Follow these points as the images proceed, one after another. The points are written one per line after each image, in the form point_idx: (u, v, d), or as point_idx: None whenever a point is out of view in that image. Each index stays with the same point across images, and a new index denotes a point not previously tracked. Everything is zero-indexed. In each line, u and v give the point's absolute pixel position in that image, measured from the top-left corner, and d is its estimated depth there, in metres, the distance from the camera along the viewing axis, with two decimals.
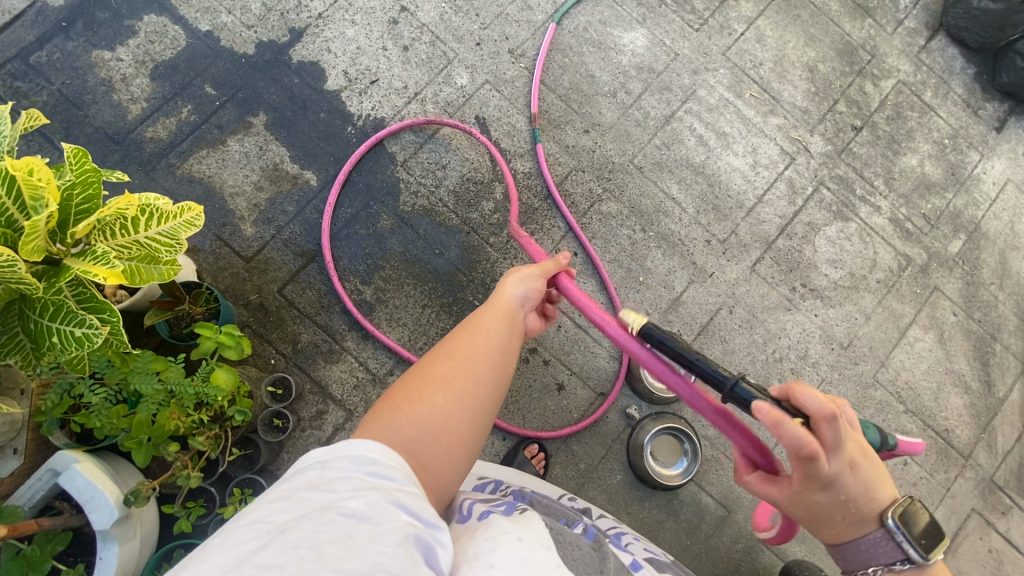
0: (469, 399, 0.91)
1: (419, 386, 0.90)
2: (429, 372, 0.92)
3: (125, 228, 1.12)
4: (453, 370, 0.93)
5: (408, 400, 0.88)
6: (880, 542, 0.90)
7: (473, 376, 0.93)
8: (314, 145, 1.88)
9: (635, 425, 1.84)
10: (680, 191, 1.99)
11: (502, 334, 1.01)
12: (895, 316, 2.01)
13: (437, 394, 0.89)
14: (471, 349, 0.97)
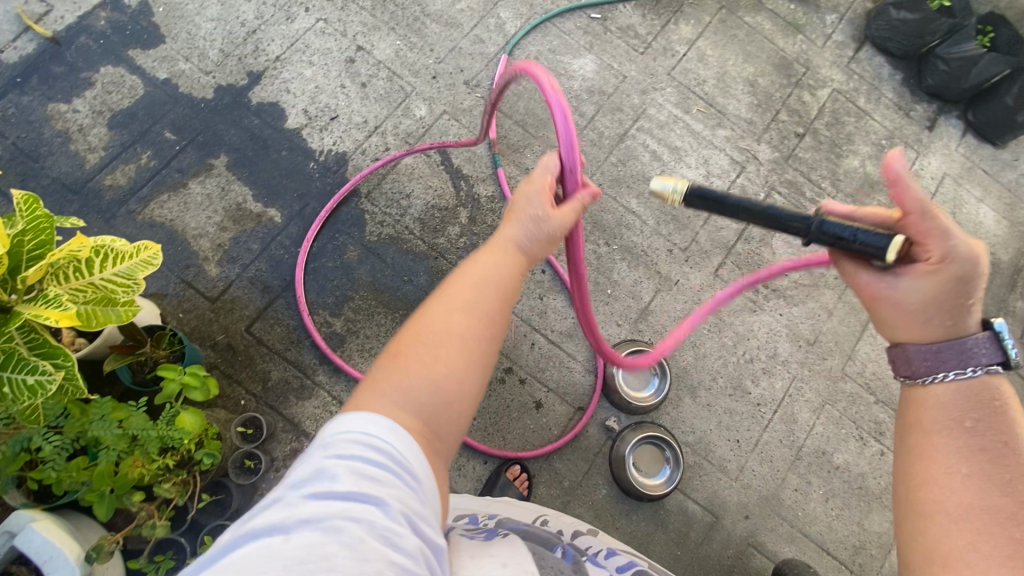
0: (476, 356, 0.88)
1: (425, 347, 0.86)
2: (432, 328, 0.88)
3: (79, 270, 1.11)
4: (460, 328, 0.89)
5: (409, 362, 0.85)
6: (982, 343, 0.97)
7: (468, 333, 0.89)
8: (277, 182, 1.89)
9: (616, 437, 1.83)
10: (640, 204, 2.06)
11: (494, 279, 0.96)
12: (856, 310, 2.08)
13: (443, 354, 0.86)
14: (472, 302, 0.92)
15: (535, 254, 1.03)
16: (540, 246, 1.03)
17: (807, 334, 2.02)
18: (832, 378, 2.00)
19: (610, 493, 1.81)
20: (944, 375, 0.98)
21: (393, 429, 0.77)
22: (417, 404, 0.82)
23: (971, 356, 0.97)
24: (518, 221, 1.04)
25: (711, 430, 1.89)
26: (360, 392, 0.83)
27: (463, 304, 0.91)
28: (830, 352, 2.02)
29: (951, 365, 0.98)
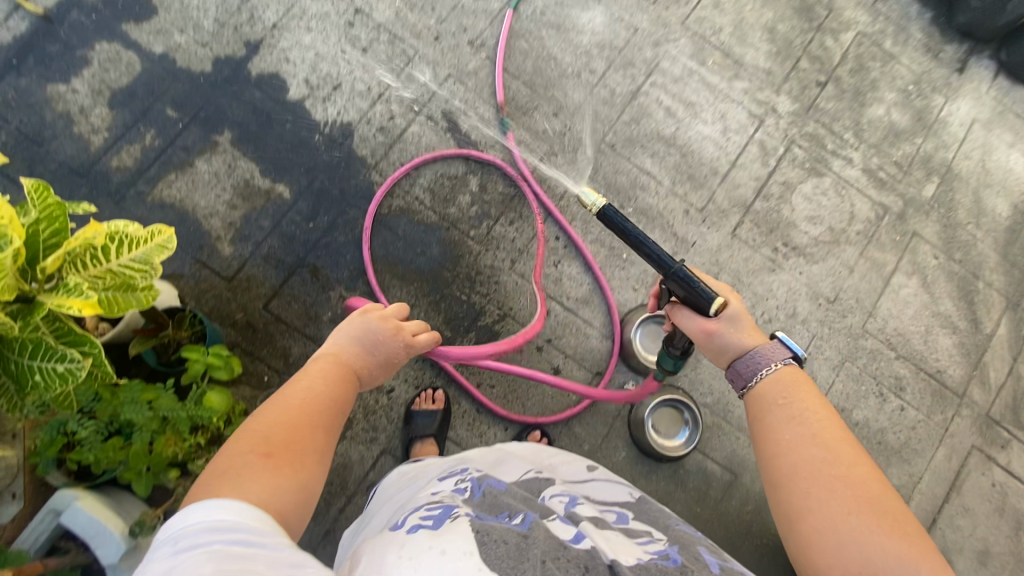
0: (321, 450, 0.96)
1: (275, 442, 0.91)
2: (287, 419, 0.96)
3: (96, 258, 1.11)
4: (295, 425, 0.96)
5: (268, 458, 0.87)
6: (769, 348, 1.14)
7: (306, 430, 0.96)
8: (284, 156, 1.86)
9: (634, 400, 1.85)
10: (655, 164, 2.00)
11: (329, 390, 1.07)
12: (878, 266, 2.03)
13: (299, 451, 0.92)
14: (331, 394, 1.06)
15: (377, 360, 1.20)
16: (379, 367, 1.21)
17: (827, 292, 1.99)
18: (852, 335, 1.98)
19: (629, 455, 1.84)
20: (763, 372, 1.12)
21: (232, 508, 0.76)
22: (278, 499, 0.83)
23: (759, 362, 1.13)
24: (355, 342, 1.19)
25: (730, 391, 1.90)
26: (211, 482, 0.82)
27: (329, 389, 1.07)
28: (850, 309, 1.99)
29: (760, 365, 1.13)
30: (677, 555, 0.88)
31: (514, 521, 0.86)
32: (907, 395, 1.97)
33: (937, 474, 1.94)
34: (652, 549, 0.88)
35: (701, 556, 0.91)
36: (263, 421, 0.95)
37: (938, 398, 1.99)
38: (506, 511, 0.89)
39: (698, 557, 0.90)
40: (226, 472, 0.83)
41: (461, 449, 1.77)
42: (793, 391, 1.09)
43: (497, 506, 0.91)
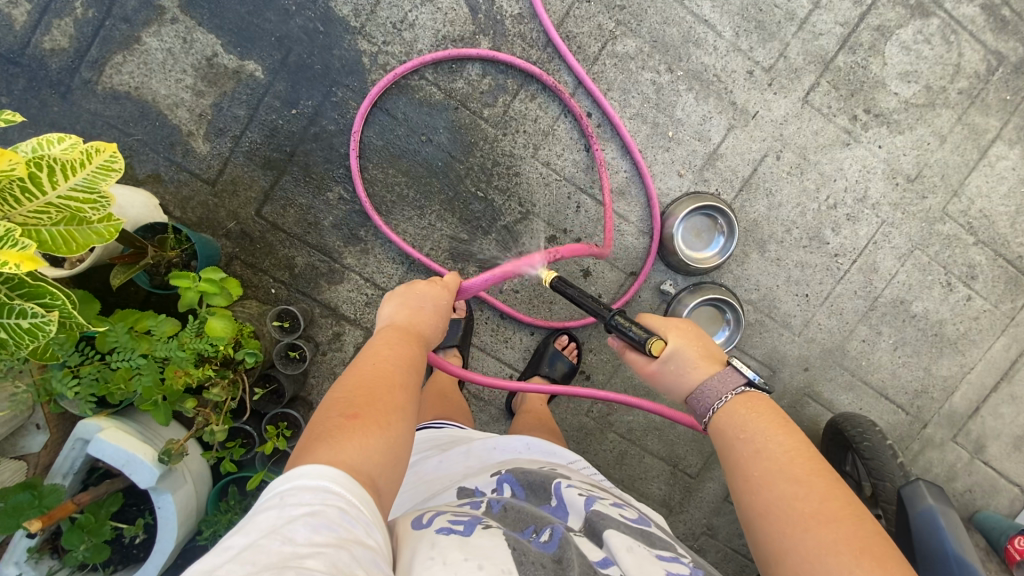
0: (408, 405, 0.88)
1: (359, 400, 0.83)
2: (366, 377, 0.88)
3: (27, 190, 0.89)
4: (382, 386, 0.87)
5: (353, 419, 0.79)
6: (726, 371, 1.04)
7: (399, 392, 0.88)
8: (248, 23, 1.50)
9: (672, 300, 1.68)
10: (714, 10, 1.58)
11: (407, 349, 0.97)
12: (976, 133, 1.68)
13: (383, 407, 0.83)
14: (403, 354, 0.96)
15: (439, 319, 1.09)
16: (441, 327, 1.09)
17: (908, 169, 1.69)
18: (928, 219, 1.72)
19: None
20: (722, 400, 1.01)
21: (344, 479, 0.70)
22: (363, 461, 0.75)
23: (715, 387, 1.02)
24: (416, 302, 1.08)
25: (779, 286, 1.70)
26: (300, 451, 0.75)
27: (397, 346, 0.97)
28: (932, 188, 1.70)
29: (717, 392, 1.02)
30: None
31: (541, 538, 0.82)
32: (977, 284, 1.77)
33: (993, 365, 1.81)
34: (671, 570, 0.80)
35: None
36: (342, 384, 0.87)
37: (1012, 286, 1.78)
38: (531, 526, 0.85)
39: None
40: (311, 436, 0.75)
41: (486, 355, 1.69)
42: (739, 417, 0.98)
43: (519, 521, 0.86)
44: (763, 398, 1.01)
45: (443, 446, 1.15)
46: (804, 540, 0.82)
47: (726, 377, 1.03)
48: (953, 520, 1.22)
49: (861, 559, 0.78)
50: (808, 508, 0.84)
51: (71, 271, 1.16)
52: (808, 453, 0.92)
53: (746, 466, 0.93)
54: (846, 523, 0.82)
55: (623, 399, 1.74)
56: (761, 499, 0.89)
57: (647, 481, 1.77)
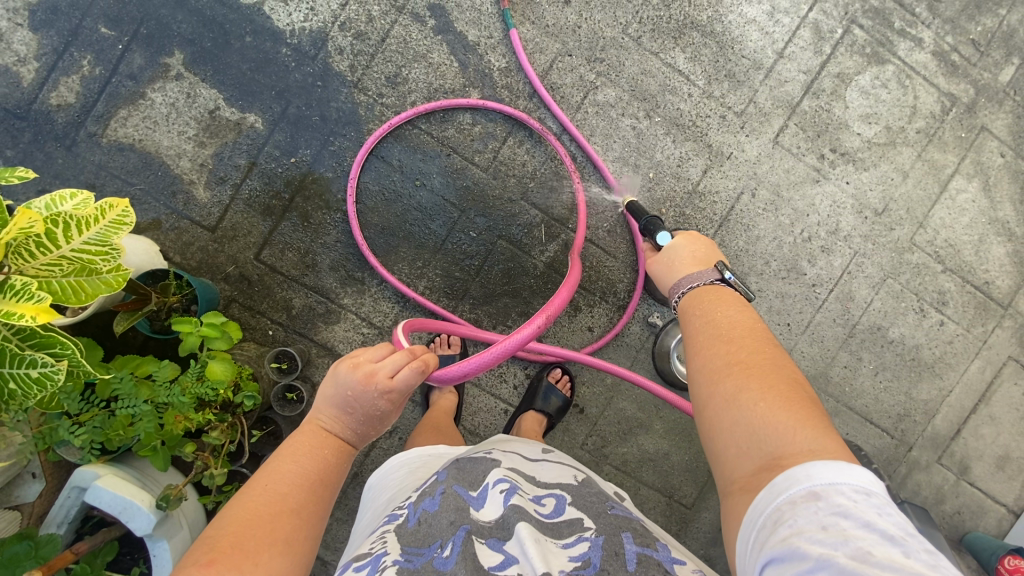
0: (291, 537, 0.87)
1: (226, 542, 0.82)
2: (247, 509, 0.87)
3: (43, 245, 0.94)
4: (265, 514, 0.87)
5: (208, 567, 0.77)
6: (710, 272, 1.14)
7: (282, 521, 0.88)
8: (249, 78, 1.58)
9: (660, 331, 1.76)
10: (687, 61, 1.69)
11: (303, 465, 0.97)
12: (936, 169, 1.80)
13: (251, 548, 0.82)
14: (299, 473, 0.96)
15: (357, 420, 1.04)
16: (362, 425, 1.04)
17: (875, 203, 1.79)
18: (898, 250, 1.81)
19: (654, 386, 1.78)
20: (686, 289, 1.14)
21: None
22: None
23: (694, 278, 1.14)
24: (332, 403, 1.03)
25: (763, 317, 1.77)
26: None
27: (296, 470, 0.96)
28: (899, 221, 1.80)
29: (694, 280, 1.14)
30: (598, 556, 0.85)
31: (443, 554, 0.86)
32: (948, 309, 1.85)
33: (970, 387, 1.87)
34: (576, 554, 0.85)
35: (622, 544, 0.90)
36: (223, 518, 0.87)
37: (982, 311, 1.87)
38: (437, 540, 0.90)
39: (618, 550, 0.88)
40: None
41: (482, 391, 1.74)
42: (702, 301, 1.08)
43: (429, 535, 0.91)
44: (731, 292, 1.09)
45: (414, 472, 1.18)
46: (727, 387, 0.88)
47: (704, 272, 1.14)
48: (939, 542, 1.27)
49: (770, 399, 0.83)
50: (735, 360, 0.92)
51: (75, 318, 1.16)
52: (752, 323, 0.99)
53: (695, 334, 1.02)
54: (768, 373, 0.87)
55: (616, 430, 1.77)
56: (700, 357, 0.97)
57: (644, 513, 1.78)
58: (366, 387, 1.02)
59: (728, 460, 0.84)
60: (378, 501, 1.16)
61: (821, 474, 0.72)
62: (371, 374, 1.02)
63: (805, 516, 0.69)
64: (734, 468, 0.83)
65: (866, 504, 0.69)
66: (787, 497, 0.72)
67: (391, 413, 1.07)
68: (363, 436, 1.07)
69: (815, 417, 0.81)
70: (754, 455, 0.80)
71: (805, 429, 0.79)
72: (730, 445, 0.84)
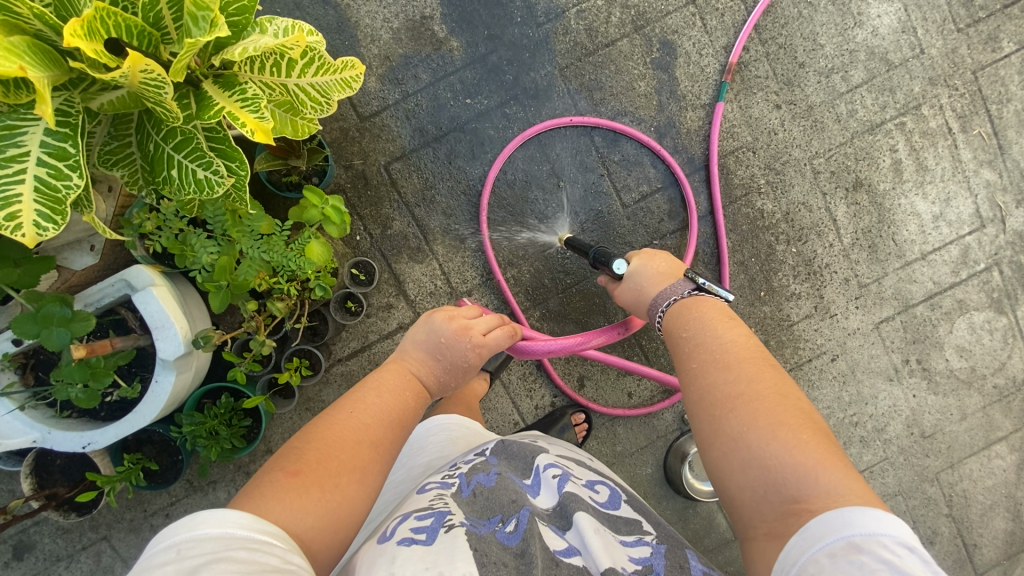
0: (367, 466, 0.90)
1: (310, 456, 0.86)
2: (332, 430, 0.91)
3: (277, 67, 0.91)
4: (346, 438, 0.91)
5: (294, 477, 0.81)
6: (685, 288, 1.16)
7: (359, 449, 0.90)
8: (473, 9, 1.57)
9: (686, 431, 1.77)
10: (846, 215, 1.72)
11: (386, 399, 1.01)
12: (990, 426, 1.86)
13: (334, 467, 0.85)
14: (382, 407, 1.00)
15: (442, 371, 1.13)
16: (446, 373, 1.14)
17: (926, 426, 1.83)
18: (921, 476, 1.85)
19: (653, 475, 1.78)
20: (660, 312, 1.16)
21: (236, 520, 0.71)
22: (294, 520, 0.76)
23: (668, 294, 1.17)
24: (422, 349, 1.13)
25: None
26: (237, 498, 0.78)
27: (383, 406, 1.00)
28: (936, 452, 1.84)
29: (664, 301, 1.16)
30: (660, 565, 0.87)
31: (506, 529, 0.87)
32: (934, 551, 1.88)
33: None
34: (638, 557, 0.86)
35: (687, 560, 0.93)
36: (307, 434, 0.91)
37: (958, 567, 1.90)
38: (498, 515, 0.91)
39: (682, 563, 0.91)
40: (249, 491, 0.79)
41: (505, 394, 1.73)
42: (690, 315, 1.08)
43: (488, 509, 0.93)
44: (710, 301, 1.11)
45: (456, 443, 1.21)
46: (733, 423, 0.87)
47: (677, 284, 1.17)
48: None
49: (784, 434, 0.83)
50: (736, 391, 0.91)
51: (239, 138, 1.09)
52: (746, 343, 1.00)
53: (690, 360, 1.02)
54: (774, 404, 0.87)
55: None
56: (700, 385, 0.96)
57: None
58: (457, 338, 1.13)
59: (744, 503, 0.83)
60: (415, 462, 1.18)
61: (858, 523, 0.71)
62: (465, 328, 1.15)
63: (847, 570, 0.68)
64: (751, 511, 0.82)
65: (907, 558, 0.68)
66: (824, 547, 0.71)
67: (473, 371, 1.17)
68: (444, 387, 1.14)
69: (832, 452, 0.81)
70: (773, 498, 0.80)
71: (826, 468, 0.78)
72: (742, 484, 0.83)
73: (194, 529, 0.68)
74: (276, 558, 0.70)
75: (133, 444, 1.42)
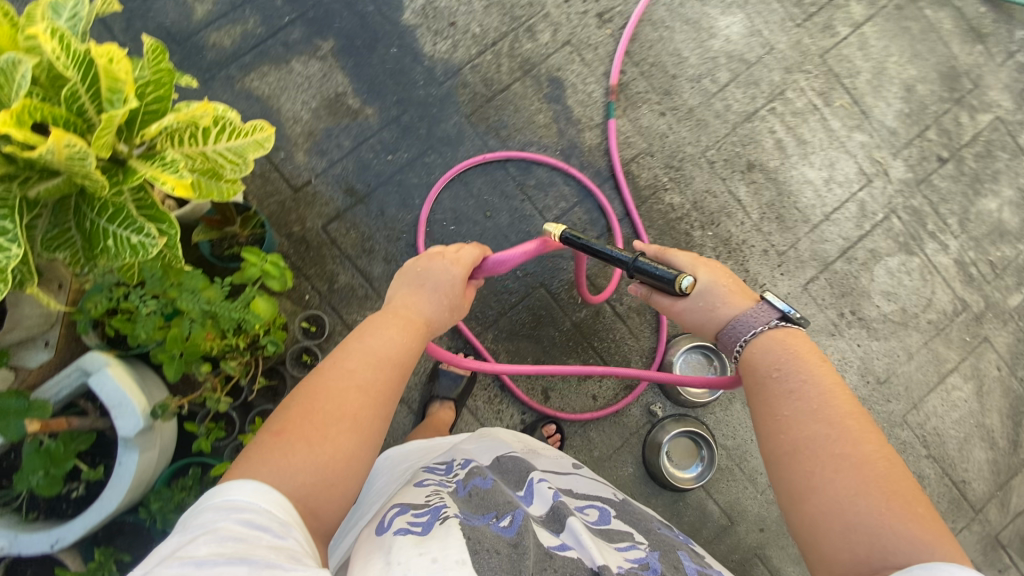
0: (361, 407, 0.89)
1: (297, 412, 0.86)
2: (319, 381, 0.90)
3: (194, 138, 1.05)
4: (335, 385, 0.90)
5: (278, 437, 0.82)
6: (764, 313, 1.07)
7: (348, 394, 0.89)
8: (380, 80, 1.78)
9: (656, 422, 1.82)
10: (748, 194, 1.89)
11: (374, 336, 0.99)
12: (938, 360, 1.95)
13: (320, 421, 0.85)
14: (371, 347, 0.97)
15: (430, 301, 1.10)
16: (435, 297, 1.11)
17: (879, 372, 1.92)
18: (890, 422, 1.91)
19: (635, 473, 1.81)
20: (746, 336, 1.06)
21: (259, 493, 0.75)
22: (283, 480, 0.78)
23: (751, 322, 1.07)
24: (402, 286, 1.12)
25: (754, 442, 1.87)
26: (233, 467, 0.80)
27: (376, 347, 0.98)
28: (897, 395, 1.92)
29: (751, 328, 1.06)
30: (655, 564, 0.99)
31: (501, 523, 0.93)
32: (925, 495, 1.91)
33: None
34: (633, 557, 0.97)
35: (679, 561, 1.06)
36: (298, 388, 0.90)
37: (953, 507, 1.93)
38: (493, 512, 0.96)
39: (677, 564, 1.04)
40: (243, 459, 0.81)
41: (475, 422, 1.77)
42: (780, 355, 1.02)
43: (483, 507, 0.98)
44: (800, 337, 1.04)
45: (437, 453, 1.27)
46: (839, 483, 0.85)
47: (761, 313, 1.07)
48: None
49: (893, 504, 0.82)
50: (842, 451, 0.88)
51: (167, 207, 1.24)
52: (846, 398, 0.96)
53: (779, 405, 0.98)
54: (879, 469, 0.86)
55: None
56: (795, 433, 0.93)
57: None
58: (434, 271, 1.13)
59: (839, 562, 0.81)
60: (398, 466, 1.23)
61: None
62: (438, 254, 1.16)
63: None
64: (841, 570, 0.81)
65: None
66: None
67: (462, 292, 1.14)
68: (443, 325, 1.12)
69: (936, 526, 0.81)
70: (875, 564, 0.79)
71: (933, 542, 0.78)
72: (840, 545, 0.82)
73: (210, 501, 0.73)
74: (283, 519, 0.73)
75: (106, 537, 1.41)
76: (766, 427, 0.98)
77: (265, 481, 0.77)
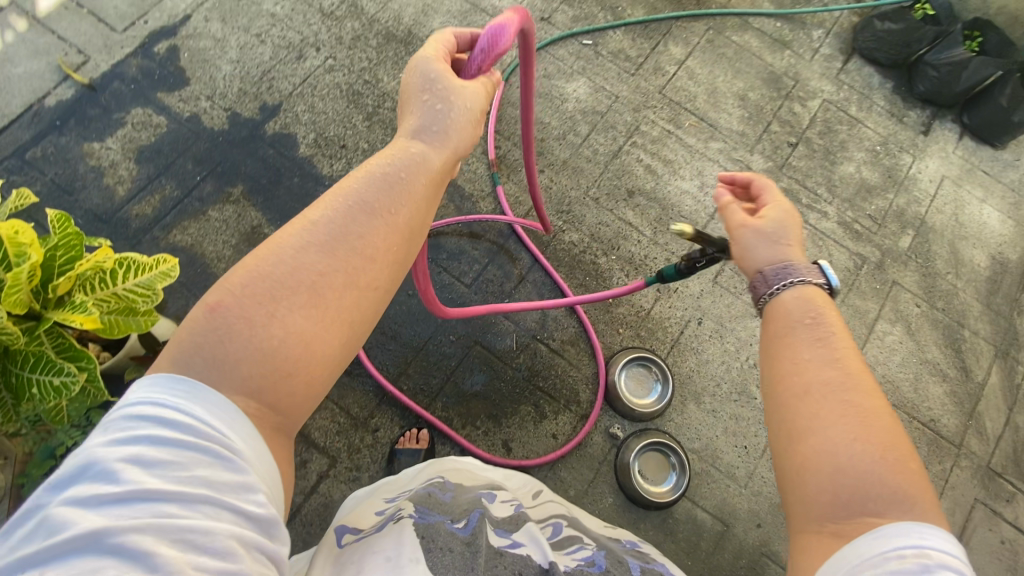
0: (326, 283, 0.76)
1: (247, 279, 0.73)
2: (279, 246, 0.77)
3: (105, 282, 1.21)
4: (298, 255, 0.76)
5: (217, 310, 0.70)
6: (812, 271, 0.97)
7: (310, 268, 0.76)
8: (289, 207, 2.00)
9: (620, 444, 1.85)
10: (637, 216, 2.10)
11: (349, 190, 0.84)
12: (860, 313, 2.07)
13: (272, 296, 0.73)
14: (342, 209, 0.81)
15: (425, 152, 0.93)
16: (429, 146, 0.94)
17: None
18: None
19: (616, 502, 1.79)
20: (795, 280, 0.95)
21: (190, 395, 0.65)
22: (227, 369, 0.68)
23: (798, 272, 0.96)
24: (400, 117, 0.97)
25: (720, 438, 1.89)
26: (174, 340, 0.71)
27: (357, 192, 0.83)
28: None
29: (803, 276, 0.96)
30: (602, 560, 0.96)
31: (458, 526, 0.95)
32: None
33: None
34: (581, 557, 0.96)
35: (623, 557, 1.01)
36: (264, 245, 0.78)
37: (934, 449, 1.94)
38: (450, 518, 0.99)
39: (622, 559, 0.99)
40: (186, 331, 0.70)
41: None
42: (813, 306, 0.92)
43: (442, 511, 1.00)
44: (827, 300, 0.94)
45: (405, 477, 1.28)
46: (839, 427, 0.77)
47: (812, 271, 0.97)
48: None
49: (889, 457, 0.74)
50: (848, 398, 0.80)
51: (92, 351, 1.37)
52: (858, 356, 0.86)
53: (794, 345, 0.89)
54: (878, 423, 0.77)
55: None
56: (804, 371, 0.84)
57: None
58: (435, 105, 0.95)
59: (818, 506, 0.75)
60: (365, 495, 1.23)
61: (936, 541, 0.66)
62: (431, 67, 0.97)
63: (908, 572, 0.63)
64: (818, 516, 0.74)
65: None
66: (896, 548, 0.66)
67: (463, 138, 0.98)
68: (446, 168, 0.95)
69: (927, 489, 0.73)
70: (854, 511, 0.72)
71: (921, 501, 0.71)
72: (823, 489, 0.75)
73: (125, 405, 0.64)
74: (218, 430, 0.64)
75: None
76: (774, 373, 0.88)
77: (198, 378, 0.67)
